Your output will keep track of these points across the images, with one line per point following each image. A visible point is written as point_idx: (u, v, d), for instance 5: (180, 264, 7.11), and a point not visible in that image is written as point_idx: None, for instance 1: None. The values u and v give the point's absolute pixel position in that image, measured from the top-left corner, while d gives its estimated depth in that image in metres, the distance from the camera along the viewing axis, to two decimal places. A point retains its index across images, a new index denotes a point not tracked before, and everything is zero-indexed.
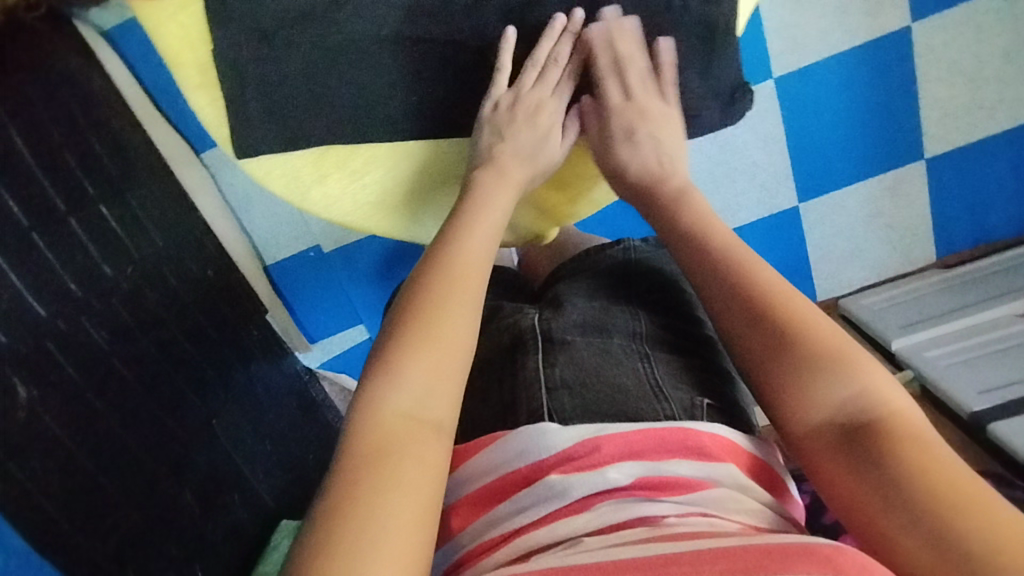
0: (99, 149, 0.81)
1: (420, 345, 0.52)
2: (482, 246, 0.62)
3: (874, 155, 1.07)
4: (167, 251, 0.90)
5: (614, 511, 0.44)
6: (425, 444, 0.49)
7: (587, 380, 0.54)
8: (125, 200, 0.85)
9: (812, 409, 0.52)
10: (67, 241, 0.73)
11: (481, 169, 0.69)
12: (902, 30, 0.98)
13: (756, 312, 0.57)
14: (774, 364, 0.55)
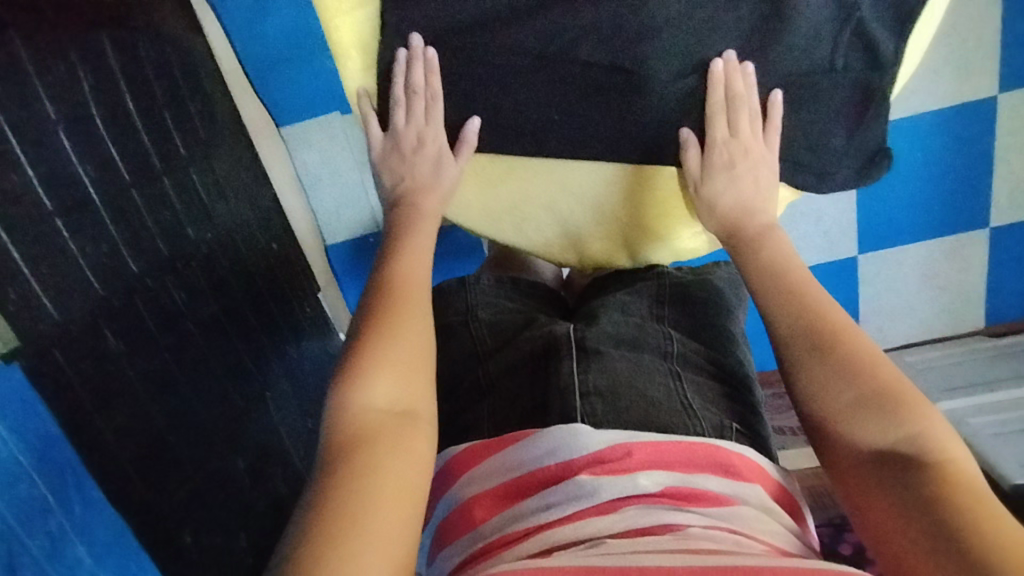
0: (193, 113, 0.89)
1: (386, 351, 0.53)
2: (419, 267, 0.65)
3: (939, 216, 1.05)
4: (240, 221, 0.97)
5: (641, 517, 0.41)
6: (409, 434, 0.49)
7: (620, 389, 0.53)
8: (209, 171, 0.91)
9: (863, 438, 0.52)
10: (158, 199, 0.80)
11: (399, 208, 0.74)
12: (988, 99, 0.96)
13: (821, 342, 0.57)
14: (828, 391, 0.54)
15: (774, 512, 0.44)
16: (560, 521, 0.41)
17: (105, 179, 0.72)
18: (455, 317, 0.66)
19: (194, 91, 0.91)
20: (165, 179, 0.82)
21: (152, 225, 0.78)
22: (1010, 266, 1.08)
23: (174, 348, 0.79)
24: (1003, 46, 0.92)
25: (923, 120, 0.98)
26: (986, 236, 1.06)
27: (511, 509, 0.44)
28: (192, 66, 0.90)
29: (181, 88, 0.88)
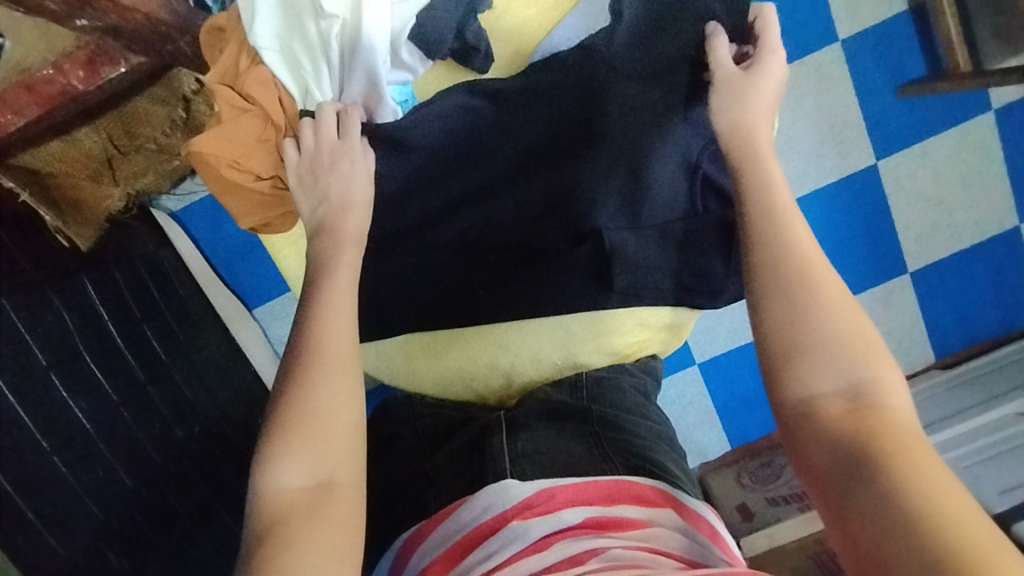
0: (170, 320, 1.00)
1: (300, 422, 0.53)
2: (343, 309, 0.61)
3: (866, 268, 1.14)
4: (223, 405, 1.04)
5: (569, 547, 0.44)
6: (332, 505, 0.50)
7: (548, 452, 0.55)
8: (191, 365, 1.00)
9: (812, 383, 0.50)
10: (148, 411, 0.90)
11: (318, 238, 0.66)
12: (871, 166, 1.10)
13: (782, 277, 0.54)
14: (786, 318, 0.52)
15: (688, 530, 0.46)
16: (497, 565, 0.44)
17: (97, 402, 0.84)
18: (403, 425, 0.70)
19: (174, 298, 1.02)
20: (150, 386, 0.92)
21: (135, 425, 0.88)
22: (939, 299, 1.15)
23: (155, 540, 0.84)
24: (867, 123, 1.09)
25: (820, 194, 1.11)
26: (909, 280, 1.14)
27: (456, 569, 0.46)
28: (169, 278, 1.03)
29: (157, 301, 0.99)
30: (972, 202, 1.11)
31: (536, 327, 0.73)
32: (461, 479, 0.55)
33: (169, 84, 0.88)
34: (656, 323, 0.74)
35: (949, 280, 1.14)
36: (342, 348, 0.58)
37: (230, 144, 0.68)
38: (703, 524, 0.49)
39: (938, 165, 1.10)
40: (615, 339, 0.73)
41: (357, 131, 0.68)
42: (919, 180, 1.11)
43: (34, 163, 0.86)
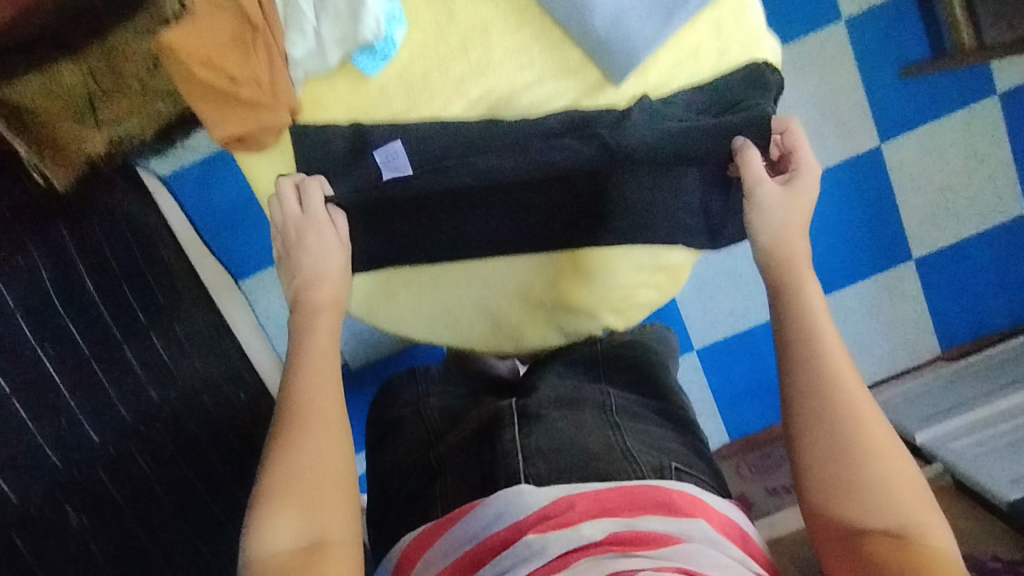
0: (151, 283, 0.93)
1: (289, 483, 0.52)
2: (326, 364, 0.59)
3: (871, 252, 1.11)
4: (206, 374, 0.97)
5: (592, 567, 0.37)
6: (325, 564, 0.48)
7: (563, 444, 0.48)
8: (175, 330, 0.95)
9: (852, 513, 0.51)
10: (123, 372, 0.84)
11: (294, 308, 0.62)
12: (875, 149, 1.07)
13: (822, 410, 0.54)
14: (830, 456, 0.52)
15: (724, 546, 0.40)
16: None
17: (63, 357, 0.76)
18: (405, 408, 0.64)
19: (156, 257, 0.96)
20: (127, 346, 0.86)
21: (114, 390, 0.82)
22: (946, 289, 1.13)
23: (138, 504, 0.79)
24: (872, 106, 1.05)
25: (825, 177, 1.08)
26: (914, 268, 1.12)
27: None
28: (150, 238, 0.97)
29: (138, 263, 0.93)
30: (982, 187, 1.09)
31: (529, 266, 0.76)
32: (467, 480, 0.48)
33: (154, 10, 0.82)
34: (649, 266, 0.77)
35: (957, 269, 1.12)
36: (329, 405, 0.56)
37: (206, 42, 0.71)
38: (740, 537, 0.43)
39: (949, 149, 1.07)
40: (607, 279, 0.76)
41: (321, 204, 0.64)
42: (929, 164, 1.08)
43: (22, 100, 0.84)
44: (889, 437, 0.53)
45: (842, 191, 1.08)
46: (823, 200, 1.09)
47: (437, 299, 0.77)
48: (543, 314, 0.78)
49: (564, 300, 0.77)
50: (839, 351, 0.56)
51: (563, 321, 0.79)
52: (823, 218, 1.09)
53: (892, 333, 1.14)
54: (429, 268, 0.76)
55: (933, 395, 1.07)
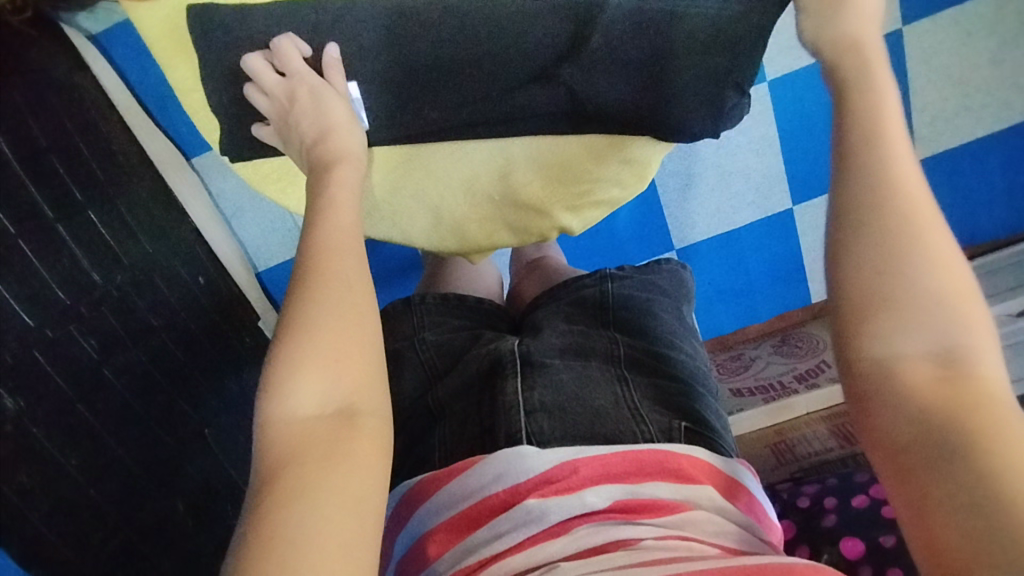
0: (88, 156, 0.82)
1: (313, 340, 0.44)
2: (352, 225, 0.53)
3: None
4: (155, 256, 0.89)
5: (593, 535, 0.40)
6: (345, 437, 0.41)
7: (569, 401, 0.50)
8: (117, 206, 0.85)
9: (891, 342, 0.39)
10: (53, 247, 0.73)
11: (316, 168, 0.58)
12: (894, 34, 0.97)
13: (880, 218, 0.41)
14: (871, 266, 0.40)
15: (727, 513, 0.43)
16: (510, 549, 0.40)
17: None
18: (400, 341, 0.63)
19: (87, 119, 0.84)
20: (61, 224, 0.75)
21: (46, 270, 0.71)
22: (945, 197, 1.07)
23: (97, 393, 0.73)
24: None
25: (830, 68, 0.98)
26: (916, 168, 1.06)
27: (462, 542, 0.42)
28: (80, 96, 0.84)
29: (70, 132, 0.81)
30: (1009, 85, 1.00)
31: (477, 152, 0.69)
32: (469, 428, 0.51)
33: None
34: (617, 163, 0.71)
35: (961, 175, 1.06)
36: (350, 253, 0.50)
37: None
38: (741, 498, 0.45)
39: (979, 39, 0.97)
40: (565, 169, 0.70)
41: (300, 65, 0.61)
42: (951, 57, 0.99)
43: None
44: (953, 257, 0.41)
45: None
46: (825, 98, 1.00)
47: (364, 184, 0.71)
48: (490, 209, 0.72)
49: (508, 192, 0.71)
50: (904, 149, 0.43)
51: (513, 216, 0.74)
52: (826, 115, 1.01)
53: None
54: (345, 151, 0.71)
55: None
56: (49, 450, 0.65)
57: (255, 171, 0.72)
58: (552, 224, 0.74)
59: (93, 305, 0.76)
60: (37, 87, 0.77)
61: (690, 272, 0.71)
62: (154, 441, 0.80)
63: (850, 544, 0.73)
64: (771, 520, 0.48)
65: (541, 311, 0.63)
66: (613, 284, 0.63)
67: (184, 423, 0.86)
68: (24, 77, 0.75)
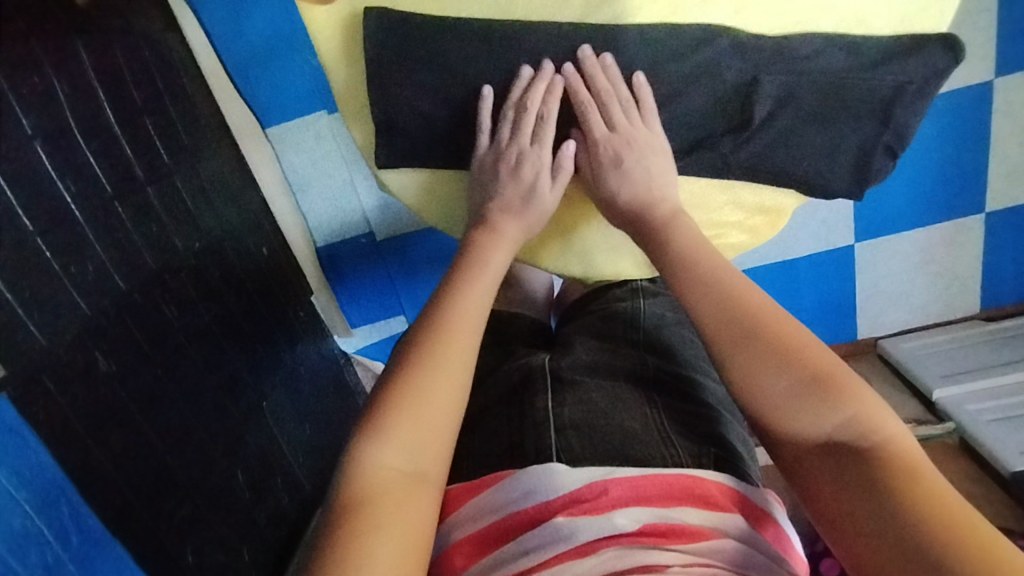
0: (176, 125, 0.88)
1: (405, 407, 0.50)
2: (481, 299, 0.59)
3: (936, 200, 1.01)
4: (229, 228, 0.95)
5: (622, 558, 0.42)
6: (419, 495, 0.47)
7: (600, 421, 0.53)
8: (200, 178, 0.90)
9: (802, 429, 0.48)
10: (143, 211, 0.78)
11: (475, 227, 0.66)
12: (984, 84, 0.91)
13: (750, 322, 0.52)
14: (760, 367, 0.50)
15: (757, 542, 0.44)
16: (541, 564, 0.43)
17: (85, 195, 0.70)
18: None
19: (178, 90, 0.90)
20: (150, 187, 0.80)
21: (136, 233, 0.76)
22: (1010, 251, 1.04)
23: (174, 358, 0.79)
24: (1000, 28, 0.87)
25: (934, 113, 0.94)
26: (982, 221, 1.02)
27: (492, 554, 0.46)
28: (174, 65, 0.90)
29: (162, 94, 0.86)
30: None
31: None
32: (501, 437, 0.54)
33: None
34: (750, 206, 0.72)
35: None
36: (465, 328, 0.56)
37: None
38: (769, 528, 0.47)
39: None
40: (706, 209, 0.72)
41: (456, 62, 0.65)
42: None
43: None
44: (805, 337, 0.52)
45: (928, 137, 0.96)
46: (928, 145, 0.96)
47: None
48: (629, 242, 0.73)
49: None
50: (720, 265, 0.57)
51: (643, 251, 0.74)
52: (935, 168, 0.98)
53: (937, 286, 1.08)
54: None
55: (957, 355, 1.07)
56: (122, 398, 0.70)
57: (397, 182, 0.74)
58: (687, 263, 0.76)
59: (173, 269, 0.81)
60: (139, 56, 0.82)
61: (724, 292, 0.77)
62: (217, 402, 0.84)
63: None
64: (798, 555, 0.50)
65: (574, 328, 0.66)
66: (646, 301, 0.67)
67: (243, 387, 0.91)
68: (128, 47, 0.81)
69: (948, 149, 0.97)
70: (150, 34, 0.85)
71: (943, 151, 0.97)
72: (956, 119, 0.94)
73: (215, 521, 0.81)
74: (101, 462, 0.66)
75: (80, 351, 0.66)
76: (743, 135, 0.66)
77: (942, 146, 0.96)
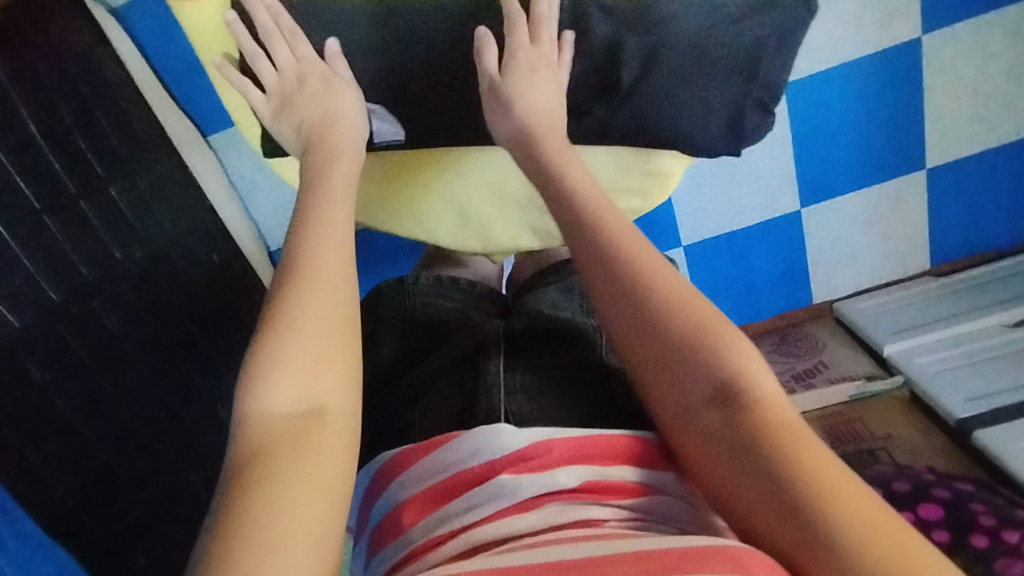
0: (111, 136, 0.85)
1: (279, 350, 0.46)
2: (343, 215, 0.55)
3: (875, 161, 1.03)
4: (173, 234, 0.92)
5: (562, 512, 0.43)
6: (318, 432, 0.44)
7: (549, 385, 0.53)
8: (139, 186, 0.88)
9: (685, 402, 0.45)
10: (78, 223, 0.76)
11: (312, 149, 0.62)
12: (911, 42, 0.95)
13: (635, 295, 0.48)
14: (634, 333, 0.48)
15: (689, 497, 0.45)
16: (480, 521, 0.43)
17: (9, 209, 0.67)
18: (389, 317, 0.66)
19: (112, 98, 0.87)
20: (83, 201, 0.78)
21: (69, 245, 0.74)
22: (951, 207, 1.07)
23: (117, 368, 0.77)
24: None
25: (864, 72, 0.97)
26: (923, 178, 1.05)
27: (435, 512, 0.46)
28: (105, 74, 0.87)
29: (92, 102, 0.83)
30: None
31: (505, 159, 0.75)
32: (452, 403, 0.54)
33: None
34: (637, 169, 0.76)
35: (968, 185, 1.05)
36: (333, 256, 0.52)
37: None
38: None
39: (1000, 48, 0.95)
40: (592, 178, 0.76)
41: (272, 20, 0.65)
42: (967, 67, 0.96)
43: None
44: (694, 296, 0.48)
45: (862, 97, 0.98)
46: (863, 103, 0.99)
47: (403, 190, 0.76)
48: (517, 214, 0.78)
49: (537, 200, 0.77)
50: (615, 218, 0.53)
51: (539, 221, 0.78)
52: (873, 126, 1.01)
53: (884, 246, 1.11)
54: (373, 155, 0.75)
55: (910, 311, 1.04)
56: (61, 409, 0.68)
57: None
58: None
59: (113, 280, 0.79)
60: (67, 66, 0.80)
61: None
62: (166, 411, 0.83)
63: None
64: None
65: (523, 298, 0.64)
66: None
67: (196, 394, 0.89)
68: (53, 56, 0.78)
69: (881, 108, 0.99)
70: (77, 43, 0.83)
71: (868, 109, 0.99)
72: (885, 77, 0.97)
73: (166, 526, 0.80)
74: (37, 474, 0.64)
75: (12, 366, 0.64)
76: (613, 101, 0.69)
77: (878, 105, 0.99)
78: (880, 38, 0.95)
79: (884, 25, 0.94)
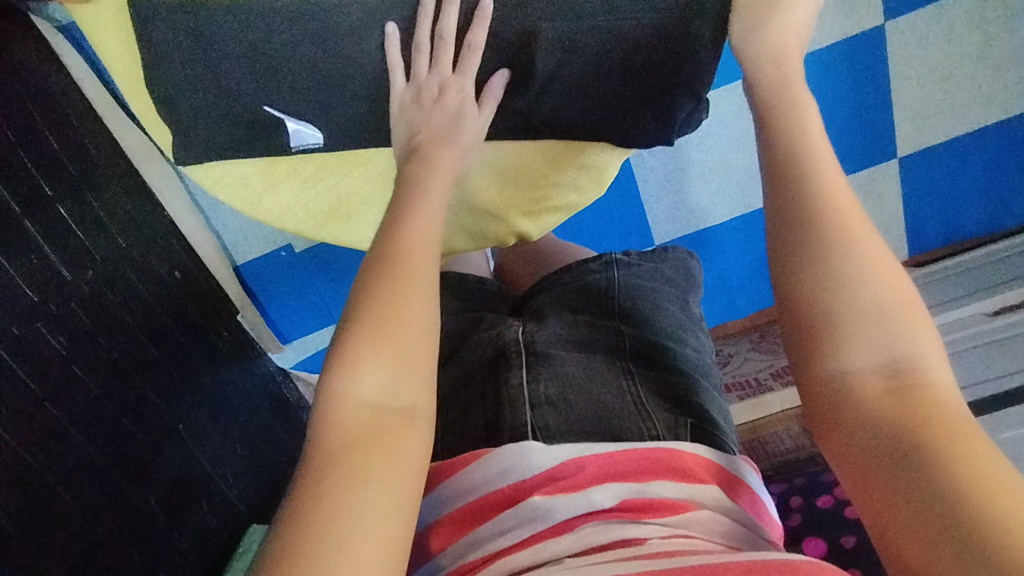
0: (58, 152, 0.78)
1: (376, 342, 0.44)
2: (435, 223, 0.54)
3: (847, 149, 1.04)
4: (129, 254, 0.86)
5: (598, 533, 0.40)
6: (403, 435, 0.42)
7: (581, 397, 0.50)
8: (91, 203, 0.81)
9: (851, 354, 0.42)
10: (23, 245, 0.70)
11: (410, 159, 0.61)
12: (875, 30, 0.94)
13: (820, 254, 0.45)
14: (816, 284, 0.45)
15: (733, 513, 0.43)
16: (516, 546, 0.41)
17: None
18: None
19: (60, 110, 0.79)
20: (29, 220, 0.71)
21: (12, 269, 0.67)
22: (925, 193, 1.08)
23: (65, 394, 0.71)
24: None
25: (830, 60, 0.97)
26: (896, 165, 1.05)
27: (468, 536, 0.43)
28: (55, 81, 0.79)
29: (35, 113, 0.76)
30: (995, 86, 0.99)
31: None
32: (477, 422, 0.51)
33: None
34: (562, 162, 0.76)
35: (941, 171, 1.06)
36: (427, 263, 0.50)
37: None
38: (745, 495, 0.46)
39: (969, 33, 0.95)
40: (519, 174, 0.77)
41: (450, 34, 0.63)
42: (937, 54, 0.96)
43: None
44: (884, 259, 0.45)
45: (831, 86, 0.99)
46: (833, 91, 0.99)
47: (325, 191, 0.77)
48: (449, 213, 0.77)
49: (473, 199, 0.76)
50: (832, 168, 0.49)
51: (470, 221, 0.78)
52: (844, 115, 1.01)
53: None
54: (296, 155, 0.74)
55: None
56: (4, 440, 0.63)
57: (208, 175, 0.74)
58: (512, 229, 0.79)
59: (61, 301, 0.73)
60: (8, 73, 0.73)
61: (699, 261, 0.72)
62: (124, 440, 0.77)
63: (812, 542, 0.79)
64: (771, 516, 0.49)
65: (548, 295, 0.63)
66: (619, 271, 0.63)
67: (157, 417, 0.83)
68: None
69: (849, 96, 1.00)
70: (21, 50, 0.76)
71: (835, 97, 1.00)
72: (851, 64, 0.97)
73: (132, 556, 0.75)
74: None
75: None
76: (539, 92, 0.69)
77: (845, 93, 1.00)
78: (841, 27, 0.94)
79: (844, 14, 0.93)
